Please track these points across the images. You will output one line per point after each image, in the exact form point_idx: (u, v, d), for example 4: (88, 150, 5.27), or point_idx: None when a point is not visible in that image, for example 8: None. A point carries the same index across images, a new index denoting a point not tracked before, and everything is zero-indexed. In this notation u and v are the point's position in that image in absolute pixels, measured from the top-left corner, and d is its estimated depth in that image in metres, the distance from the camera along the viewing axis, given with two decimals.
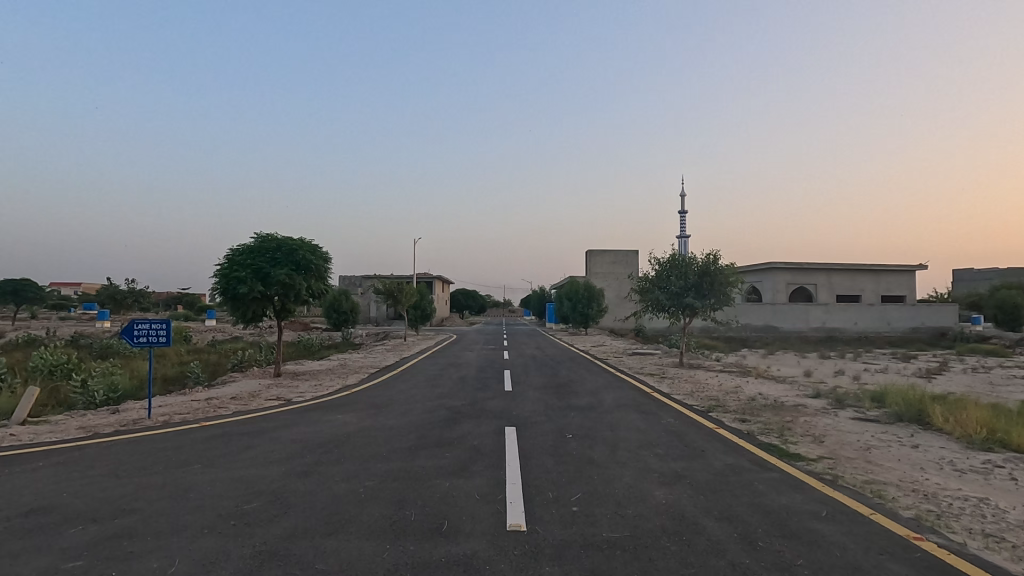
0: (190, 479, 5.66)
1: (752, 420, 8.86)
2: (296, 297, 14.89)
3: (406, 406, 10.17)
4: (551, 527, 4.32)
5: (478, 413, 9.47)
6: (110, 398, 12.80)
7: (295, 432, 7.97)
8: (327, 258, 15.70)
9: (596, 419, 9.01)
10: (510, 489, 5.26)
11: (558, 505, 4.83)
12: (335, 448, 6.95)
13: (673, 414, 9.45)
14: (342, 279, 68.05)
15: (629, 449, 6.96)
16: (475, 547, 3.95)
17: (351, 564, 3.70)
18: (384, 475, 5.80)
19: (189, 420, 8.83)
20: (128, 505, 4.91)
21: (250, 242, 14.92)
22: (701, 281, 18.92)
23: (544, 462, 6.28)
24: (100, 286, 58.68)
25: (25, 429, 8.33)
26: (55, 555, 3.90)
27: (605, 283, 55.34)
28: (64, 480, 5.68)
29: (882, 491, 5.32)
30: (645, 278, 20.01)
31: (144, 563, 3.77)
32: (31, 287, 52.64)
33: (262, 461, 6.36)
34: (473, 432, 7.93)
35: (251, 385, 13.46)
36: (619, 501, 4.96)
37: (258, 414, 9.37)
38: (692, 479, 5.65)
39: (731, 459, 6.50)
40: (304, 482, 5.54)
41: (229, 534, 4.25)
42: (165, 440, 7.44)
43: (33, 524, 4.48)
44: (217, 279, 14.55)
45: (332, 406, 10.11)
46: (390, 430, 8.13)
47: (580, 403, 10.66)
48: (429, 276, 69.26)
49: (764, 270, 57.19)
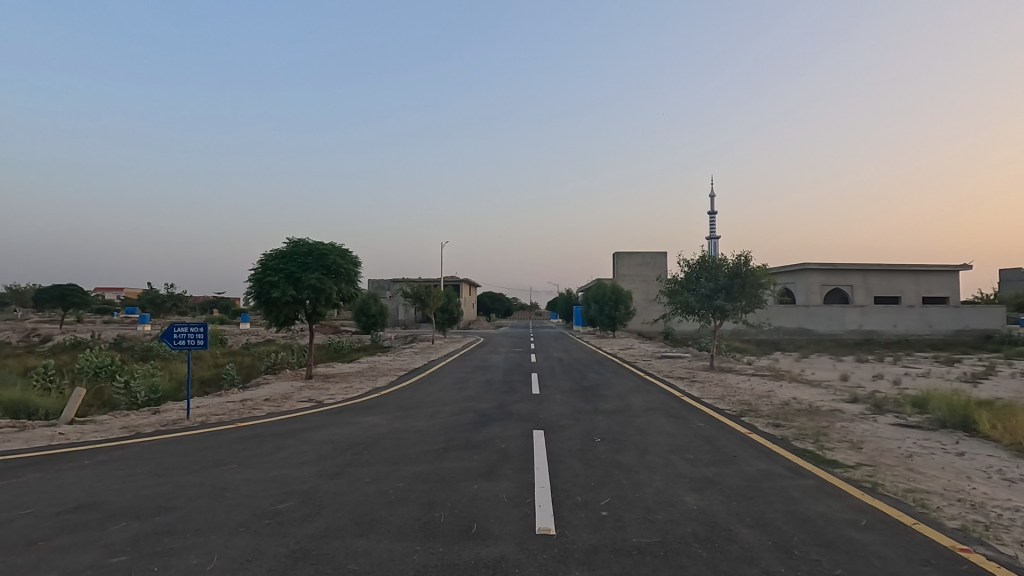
0: (227, 479, 5.82)
1: (786, 425, 8.65)
2: (327, 301, 15.15)
3: (435, 408, 10.28)
4: (581, 531, 4.29)
5: (505, 415, 9.53)
6: (150, 398, 13.35)
7: (327, 433, 8.14)
8: (357, 262, 15.98)
9: (624, 422, 8.94)
10: (539, 493, 5.26)
11: (586, 509, 4.81)
12: (365, 450, 7.06)
13: (703, 418, 9.31)
14: (372, 282, 69.09)
15: (658, 453, 6.88)
16: (504, 550, 3.95)
17: (382, 565, 3.75)
18: (414, 476, 5.88)
19: (227, 420, 9.16)
20: (167, 503, 5.08)
21: (283, 247, 15.27)
22: (732, 282, 18.56)
23: (572, 466, 6.24)
24: (142, 290, 60.94)
25: (73, 428, 8.71)
26: (100, 550, 4.06)
27: (633, 285, 54.81)
28: (109, 477, 5.93)
29: (924, 500, 5.11)
30: (675, 280, 19.72)
31: (184, 558, 3.90)
32: (78, 293, 55.65)
33: (296, 462, 6.50)
34: (501, 434, 7.98)
35: (284, 387, 13.85)
36: (649, 506, 4.90)
37: (289, 415, 9.60)
38: (723, 485, 5.53)
39: (764, 465, 6.33)
40: (336, 483, 5.63)
41: (264, 533, 4.35)
42: (203, 440, 7.69)
43: (80, 520, 4.67)
44: (252, 283, 14.94)
45: (361, 408, 10.30)
46: (419, 432, 8.24)
47: (608, 406, 10.59)
48: (456, 280, 70.16)
49: (798, 271, 55.48)
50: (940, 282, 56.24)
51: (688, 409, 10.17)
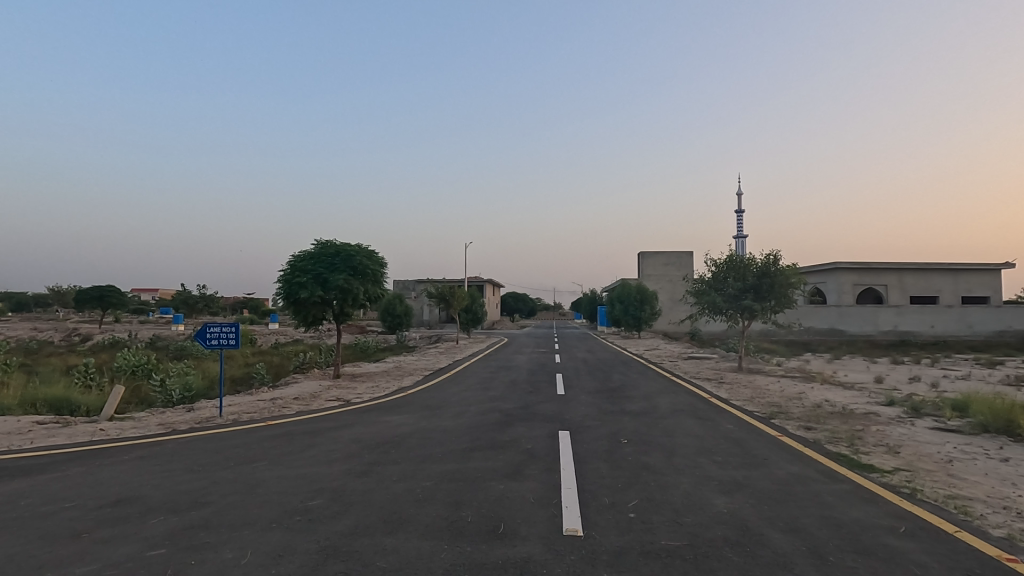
0: (259, 475, 5.95)
1: (818, 428, 8.44)
2: (354, 301, 15.36)
3: (460, 408, 10.33)
4: (608, 533, 4.26)
5: (530, 416, 9.53)
6: (184, 396, 13.73)
7: (355, 431, 8.25)
8: (383, 263, 16.17)
9: (651, 424, 8.84)
10: (566, 493, 5.25)
11: (614, 510, 4.77)
12: (392, 449, 7.14)
13: (731, 420, 9.15)
14: (397, 283, 69.83)
15: (686, 455, 6.79)
16: (531, 550, 3.95)
17: (410, 563, 3.78)
18: (440, 476, 5.92)
19: (257, 418, 9.37)
20: (202, 498, 5.21)
21: (311, 249, 15.55)
22: (761, 282, 18.21)
23: (598, 467, 6.20)
24: (176, 291, 62.80)
25: (112, 424, 9.02)
26: (140, 542, 4.19)
27: (659, 285, 54.22)
28: (146, 472, 6.12)
29: (967, 507, 4.93)
30: (701, 279, 19.44)
31: (219, 552, 3.99)
32: (116, 294, 57.70)
33: (324, 460, 6.61)
34: (527, 434, 7.98)
35: (313, 386, 14.11)
36: (677, 509, 4.83)
37: (318, 414, 9.77)
38: (754, 489, 5.42)
39: (796, 468, 6.19)
40: (364, 482, 5.71)
41: (295, 529, 4.43)
42: (235, 437, 7.87)
43: (120, 513, 4.84)
44: (281, 284, 15.24)
45: (387, 407, 10.42)
46: (445, 431, 8.29)
47: (634, 407, 10.49)
48: (480, 280, 70.46)
49: (830, 270, 54.12)
50: (980, 282, 54.21)
51: (716, 411, 10.01)
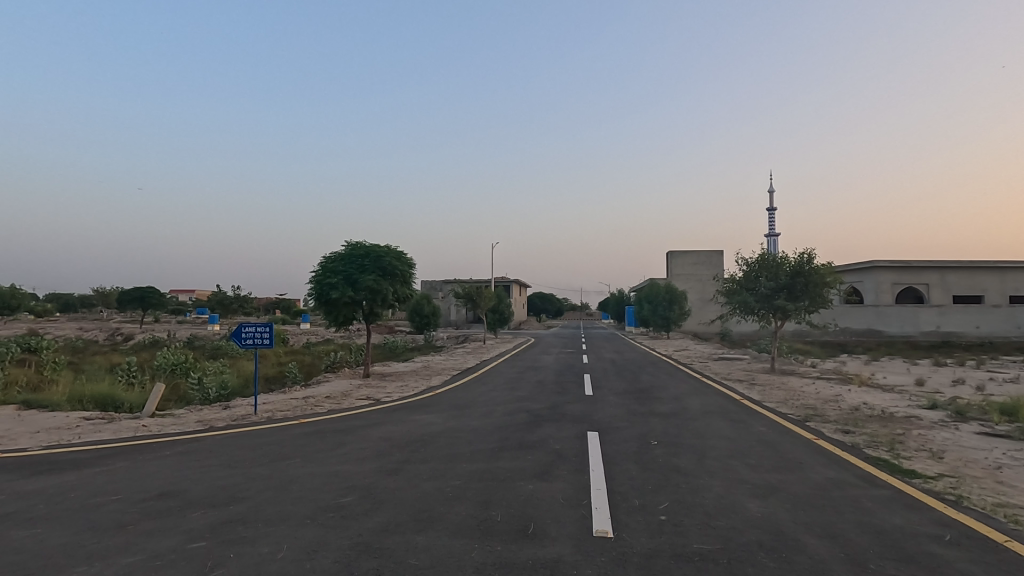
0: (293, 472, 6.09)
1: (857, 431, 8.19)
2: (384, 301, 15.57)
3: (487, 408, 10.37)
4: (639, 535, 4.22)
5: (558, 416, 9.51)
6: (220, 394, 14.14)
7: (385, 430, 8.37)
8: (412, 264, 16.35)
9: (681, 426, 8.72)
10: (595, 494, 5.21)
11: (644, 512, 4.73)
12: (421, 448, 7.21)
13: (764, 423, 8.95)
14: (425, 283, 70.44)
15: (717, 458, 6.68)
16: (562, 551, 3.94)
17: (441, 560, 3.82)
18: (470, 475, 5.95)
19: (290, 416, 9.58)
20: (239, 493, 5.36)
21: (341, 250, 15.82)
22: (794, 282, 17.77)
23: (628, 469, 6.14)
24: (212, 292, 64.73)
25: (154, 421, 9.35)
26: (181, 535, 4.34)
27: (688, 285, 53.42)
28: (186, 467, 6.33)
29: (1018, 516, 4.72)
30: (732, 279, 19.07)
31: (256, 547, 4.10)
32: (155, 295, 59.68)
33: (355, 458, 6.73)
34: (555, 435, 7.96)
35: (343, 384, 14.37)
36: (710, 512, 4.76)
37: (349, 412, 9.94)
38: (788, 493, 5.30)
39: (834, 473, 6.02)
40: (394, 480, 5.78)
41: (329, 525, 4.52)
42: (269, 435, 8.07)
43: (163, 506, 5.01)
44: (313, 285, 15.55)
45: (416, 406, 10.52)
46: (473, 431, 8.34)
47: (663, 408, 10.35)
48: (507, 280, 70.59)
49: (867, 269, 52.44)
50: None
51: (749, 413, 9.80)
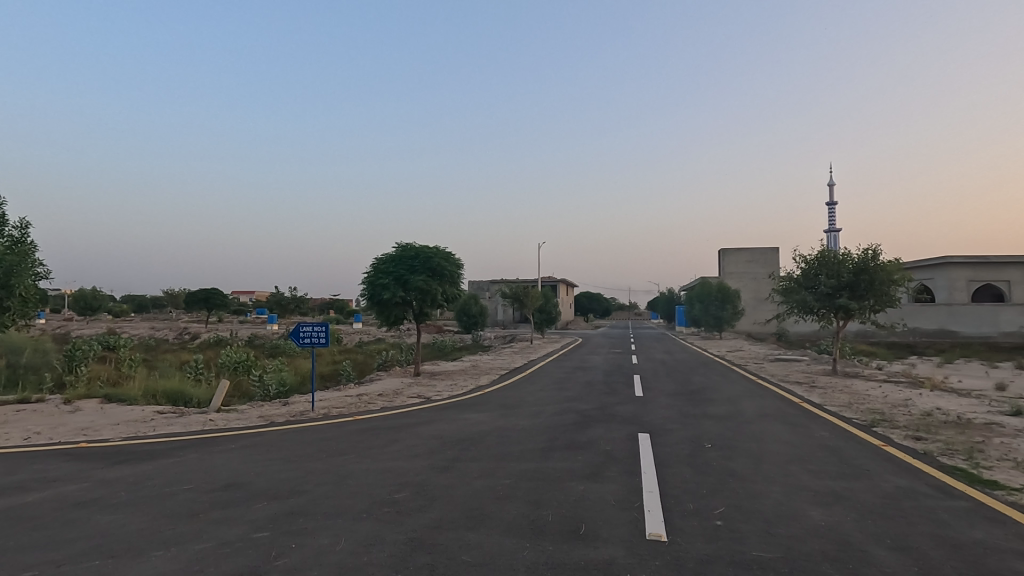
0: (349, 467, 6.29)
1: (929, 438, 7.69)
2: (433, 301, 15.84)
3: (536, 408, 10.37)
4: (694, 540, 4.12)
5: (608, 417, 9.40)
6: (280, 391, 14.75)
7: (436, 428, 8.52)
8: (460, 264, 16.55)
9: (736, 429, 8.45)
10: (648, 497, 5.12)
11: (699, 517, 4.61)
12: (471, 446, 7.29)
13: (826, 427, 8.55)
14: (472, 284, 71.13)
15: (776, 463, 6.43)
16: (614, 553, 3.89)
17: (493, 559, 3.85)
18: (519, 474, 5.98)
19: (346, 413, 9.89)
20: (299, 487, 5.58)
21: (392, 252, 16.20)
22: (858, 279, 16.90)
23: (681, 472, 6.00)
24: (271, 293, 67.65)
25: (220, 415, 9.87)
26: (247, 525, 4.56)
27: (741, 283, 51.69)
28: (250, 460, 6.64)
29: None
30: (790, 277, 18.31)
31: (316, 539, 4.25)
32: (219, 296, 62.95)
33: (408, 455, 6.87)
34: (605, 436, 7.88)
35: (395, 383, 14.71)
36: (769, 518, 4.59)
37: (401, 410, 10.17)
38: (854, 501, 5.05)
39: (904, 482, 5.68)
40: (446, 477, 5.88)
41: (385, 520, 4.64)
42: (326, 431, 8.35)
43: (230, 497, 5.28)
44: (366, 285, 15.99)
45: (465, 405, 10.64)
46: (522, 430, 8.36)
47: (717, 411, 10.06)
48: (554, 280, 70.34)
49: (938, 266, 49.19)
50: None
51: (809, 417, 9.38)
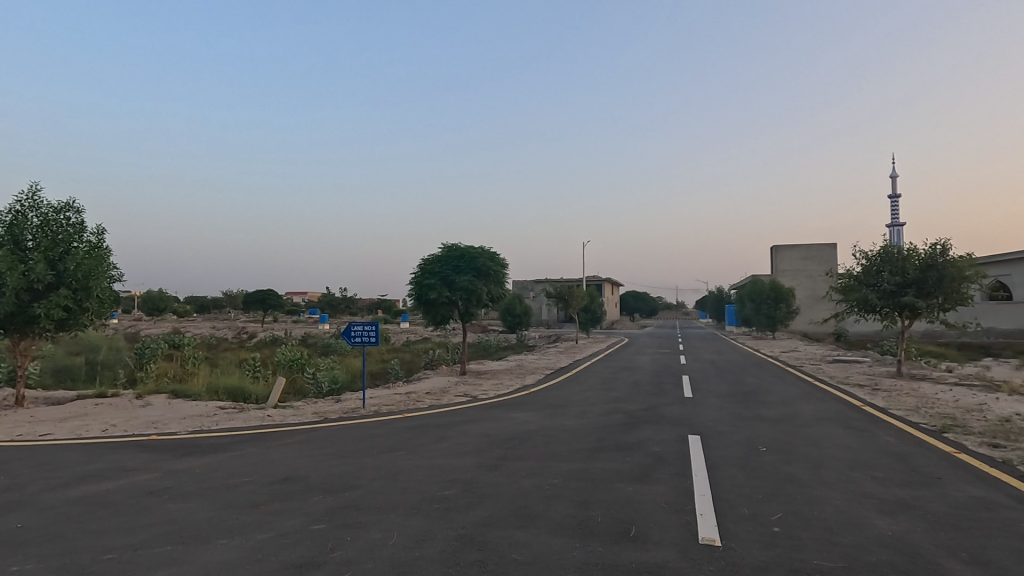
0: (399, 464, 6.42)
1: (1009, 446, 7.17)
2: (479, 301, 15.99)
3: (582, 408, 10.31)
4: (750, 546, 4.00)
5: (657, 418, 9.23)
6: (332, 389, 15.23)
7: (483, 427, 8.59)
8: (505, 264, 16.63)
9: (792, 432, 8.13)
10: (700, 500, 5.00)
11: (755, 523, 4.46)
12: (518, 445, 7.31)
13: (891, 432, 8.10)
14: (517, 283, 71.38)
15: (837, 468, 6.15)
16: (666, 557, 3.82)
17: (543, 557, 3.85)
18: (567, 474, 5.95)
19: (395, 411, 10.11)
20: (353, 482, 5.75)
21: (438, 252, 16.43)
22: (925, 276, 15.95)
23: (734, 475, 5.83)
24: (323, 294, 70.01)
25: (277, 411, 10.30)
26: (305, 517, 4.73)
27: (796, 281, 49.71)
28: (306, 455, 6.89)
29: None
30: (849, 275, 17.47)
31: (370, 532, 4.37)
32: (275, 296, 65.69)
33: (456, 453, 6.96)
34: (654, 437, 7.75)
35: (442, 382, 14.93)
36: (830, 526, 4.40)
37: (448, 408, 10.31)
38: (925, 511, 4.76)
39: (981, 492, 5.32)
40: (494, 476, 5.91)
41: (435, 516, 4.72)
42: (377, 428, 8.56)
43: (288, 490, 5.49)
44: (413, 286, 16.30)
45: (511, 404, 10.68)
46: (569, 430, 8.32)
47: (771, 413, 9.70)
48: (599, 279, 69.69)
49: (1016, 261, 45.81)
50: None
51: (872, 421, 8.92)
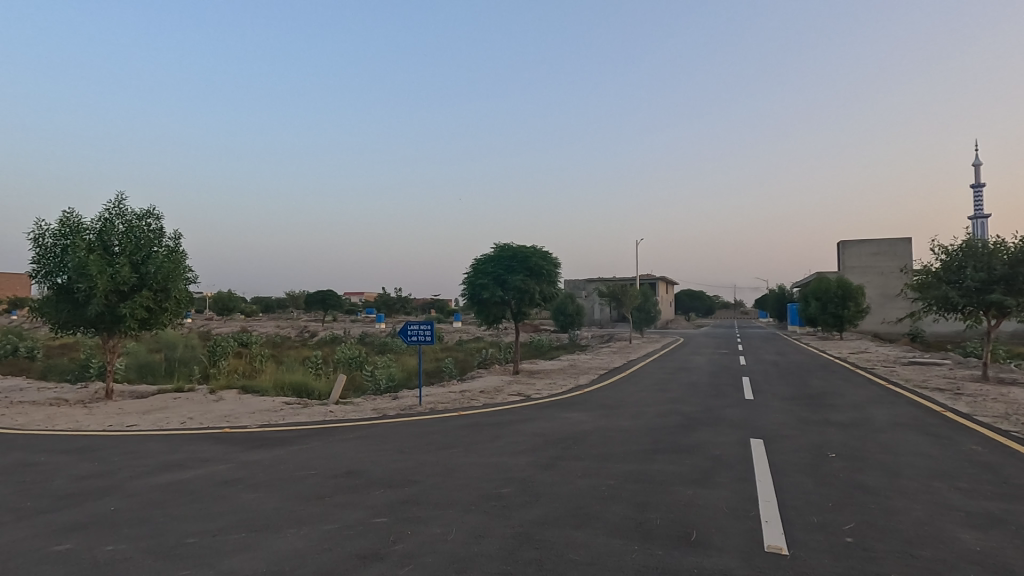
0: (455, 461, 6.53)
1: None
2: (531, 300, 16.03)
3: (638, 409, 10.14)
4: (819, 556, 3.82)
5: (716, 420, 8.96)
6: (389, 386, 15.66)
7: (537, 426, 8.59)
8: (557, 263, 16.58)
9: (864, 437, 7.70)
10: (765, 506, 4.82)
11: (825, 532, 4.25)
12: (573, 445, 7.28)
13: (976, 440, 7.52)
14: (569, 283, 71.08)
15: (915, 477, 5.77)
16: (729, 564, 3.71)
17: (601, 559, 3.82)
18: (624, 475, 5.87)
19: (450, 409, 10.30)
20: (412, 477, 5.89)
21: (491, 252, 16.58)
22: (1014, 272, 14.72)
23: (801, 482, 5.58)
24: (379, 294, 72.14)
25: (339, 407, 10.69)
26: (367, 510, 4.89)
27: (865, 278, 47.00)
28: (366, 450, 7.12)
29: None
30: (926, 271, 16.35)
31: (429, 527, 4.47)
32: (334, 297, 68.28)
33: (511, 451, 7.00)
34: (713, 440, 7.53)
35: (495, 380, 15.06)
36: (908, 539, 4.14)
37: (502, 407, 10.39)
38: (1017, 526, 4.40)
39: None
40: (549, 475, 5.91)
41: (492, 513, 4.77)
42: (433, 425, 8.73)
43: (351, 483, 5.70)
44: (466, 285, 16.52)
45: (565, 404, 10.64)
46: (625, 431, 8.21)
47: (840, 417, 9.22)
48: (653, 278, 68.35)
49: None
50: None
51: (953, 428, 8.32)
